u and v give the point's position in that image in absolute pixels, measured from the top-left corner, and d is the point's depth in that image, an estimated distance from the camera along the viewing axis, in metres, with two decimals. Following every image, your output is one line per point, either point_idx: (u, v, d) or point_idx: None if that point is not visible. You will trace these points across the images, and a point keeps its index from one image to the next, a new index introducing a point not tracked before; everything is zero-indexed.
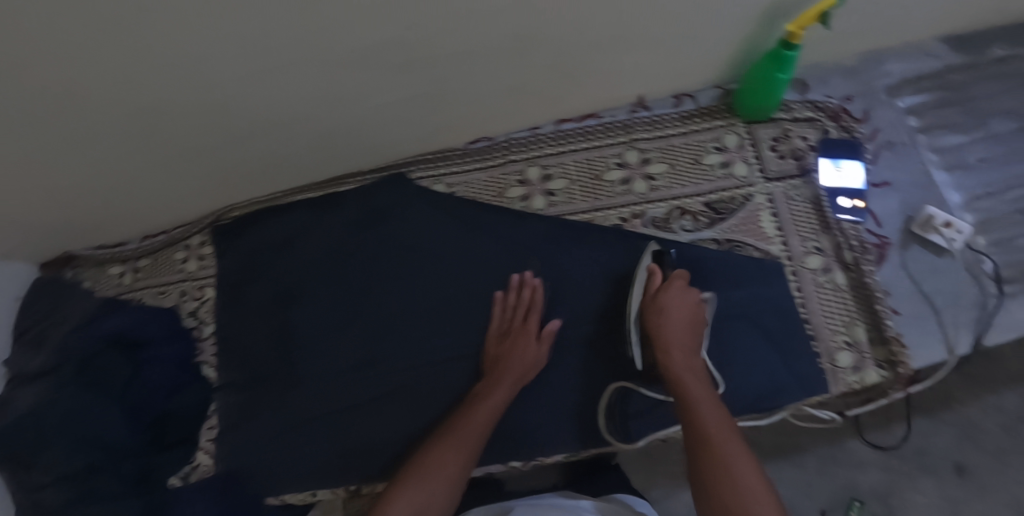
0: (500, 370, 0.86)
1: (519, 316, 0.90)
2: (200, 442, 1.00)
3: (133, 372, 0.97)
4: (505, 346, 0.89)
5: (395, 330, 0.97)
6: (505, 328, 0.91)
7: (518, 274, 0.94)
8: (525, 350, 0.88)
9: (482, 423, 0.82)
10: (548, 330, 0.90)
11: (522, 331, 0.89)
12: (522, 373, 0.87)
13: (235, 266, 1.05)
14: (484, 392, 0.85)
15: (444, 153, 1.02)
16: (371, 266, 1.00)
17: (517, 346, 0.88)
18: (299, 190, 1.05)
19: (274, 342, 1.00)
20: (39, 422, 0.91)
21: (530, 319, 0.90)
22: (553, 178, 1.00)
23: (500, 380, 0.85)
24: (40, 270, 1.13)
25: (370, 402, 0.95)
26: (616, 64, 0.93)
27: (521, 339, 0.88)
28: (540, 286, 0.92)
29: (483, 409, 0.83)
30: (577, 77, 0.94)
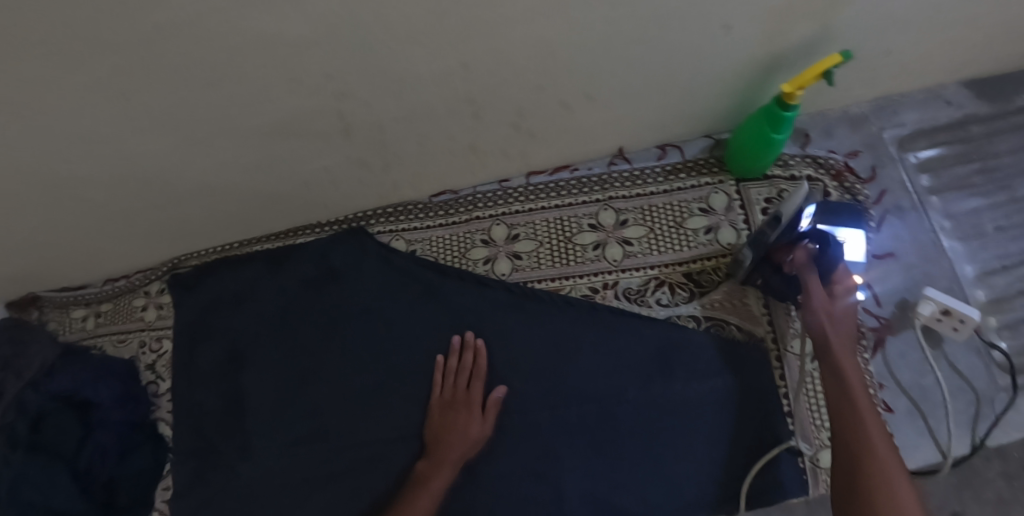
0: (444, 452, 0.83)
1: (461, 386, 0.86)
2: (155, 503, 0.97)
3: (85, 433, 0.95)
4: (444, 422, 0.85)
5: (345, 402, 0.90)
6: (446, 398, 0.86)
7: (460, 335, 0.88)
8: (466, 425, 0.84)
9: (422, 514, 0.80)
10: (492, 400, 0.85)
11: (462, 406, 0.85)
12: (465, 448, 0.84)
13: (191, 319, 1.01)
14: (425, 478, 0.83)
15: (406, 208, 0.95)
16: (324, 328, 0.93)
17: (459, 423, 0.84)
18: (260, 241, 1.01)
19: (224, 407, 0.95)
20: None
21: (473, 388, 0.85)
22: (521, 238, 0.91)
23: (442, 466, 0.83)
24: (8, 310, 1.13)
25: (312, 477, 0.89)
26: (583, 122, 0.84)
27: (462, 415, 0.85)
28: (482, 346, 0.86)
29: (425, 499, 0.81)
30: (540, 134, 0.85)
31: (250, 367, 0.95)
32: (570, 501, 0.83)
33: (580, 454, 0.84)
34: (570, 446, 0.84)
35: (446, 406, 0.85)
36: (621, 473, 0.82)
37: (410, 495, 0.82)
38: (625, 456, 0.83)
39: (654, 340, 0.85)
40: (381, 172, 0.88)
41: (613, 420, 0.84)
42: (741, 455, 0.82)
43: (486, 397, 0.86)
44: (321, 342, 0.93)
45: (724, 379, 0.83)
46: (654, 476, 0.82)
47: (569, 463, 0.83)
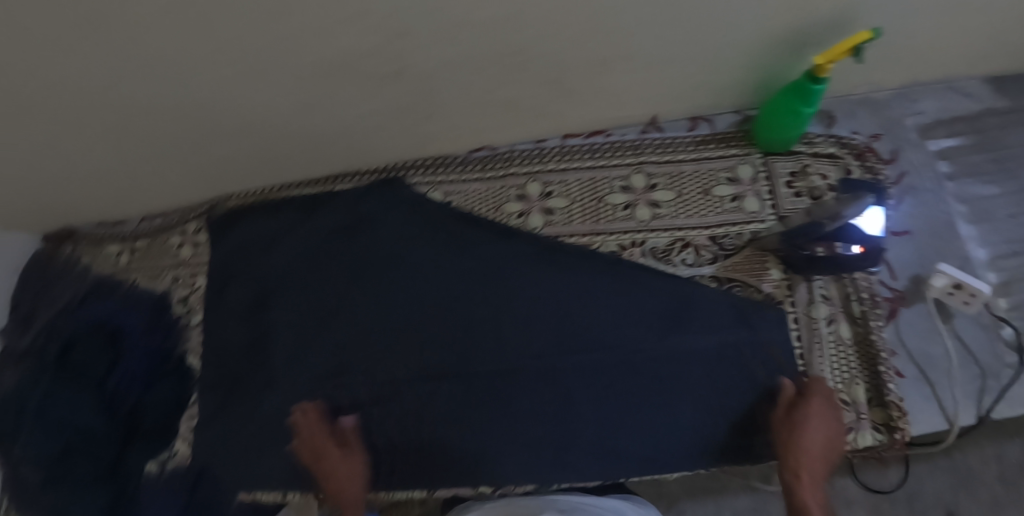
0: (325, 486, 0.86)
1: (322, 432, 0.89)
2: (180, 432, 0.98)
3: (115, 358, 0.99)
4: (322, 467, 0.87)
5: (370, 343, 0.92)
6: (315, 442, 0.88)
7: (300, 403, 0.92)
8: (329, 458, 0.87)
9: None
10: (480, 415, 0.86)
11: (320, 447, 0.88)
12: (336, 493, 0.85)
13: (223, 258, 1.03)
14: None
15: (443, 160, 0.99)
16: (355, 270, 0.96)
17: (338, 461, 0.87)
18: (297, 186, 1.04)
19: (251, 341, 0.97)
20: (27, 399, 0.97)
21: (325, 428, 0.90)
22: (553, 195, 0.95)
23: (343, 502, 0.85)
24: (41, 242, 1.16)
25: (334, 413, 0.92)
26: (623, 85, 0.87)
27: (335, 454, 0.88)
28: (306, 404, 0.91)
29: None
30: (582, 95, 0.88)
31: (278, 306, 0.97)
32: (585, 446, 0.85)
33: (597, 402, 0.86)
34: (589, 393, 0.86)
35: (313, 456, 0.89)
36: (638, 421, 0.85)
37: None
38: (641, 406, 0.86)
39: (670, 296, 0.88)
40: (423, 122, 0.91)
41: (631, 371, 0.86)
42: (751, 412, 0.84)
43: (509, 345, 0.89)
44: (351, 283, 0.96)
45: (740, 335, 0.86)
46: (668, 426, 0.85)
47: (586, 412, 0.86)
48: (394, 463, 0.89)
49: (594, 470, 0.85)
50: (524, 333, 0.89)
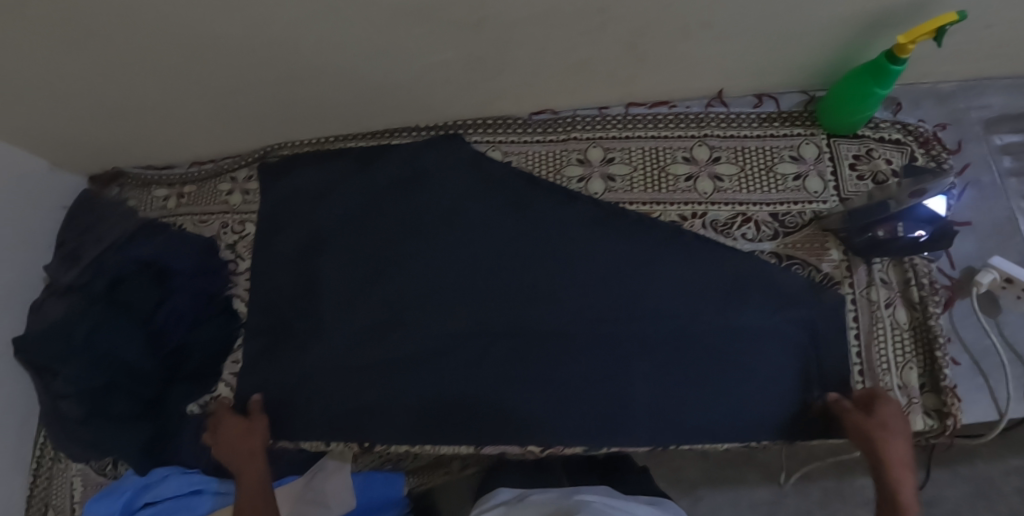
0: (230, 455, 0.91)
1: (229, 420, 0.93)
2: (223, 375, 0.98)
3: (163, 298, 0.98)
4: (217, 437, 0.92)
5: (424, 296, 0.93)
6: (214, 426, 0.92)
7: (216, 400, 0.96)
8: (228, 425, 0.92)
9: None
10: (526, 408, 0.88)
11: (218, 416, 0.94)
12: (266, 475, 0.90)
13: (275, 205, 1.03)
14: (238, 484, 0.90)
15: (505, 121, 0.99)
16: (411, 225, 0.96)
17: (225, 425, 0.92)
18: (354, 138, 1.04)
19: (302, 289, 0.97)
20: (72, 329, 0.96)
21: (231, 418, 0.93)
22: (615, 162, 0.94)
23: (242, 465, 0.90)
24: (92, 183, 1.18)
25: (381, 364, 0.92)
26: (698, 54, 0.86)
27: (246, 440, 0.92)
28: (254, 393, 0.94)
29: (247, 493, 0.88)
30: (655, 61, 0.88)
31: (332, 256, 0.97)
32: (636, 413, 0.86)
33: (650, 369, 0.87)
34: (646, 358, 0.87)
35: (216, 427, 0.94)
36: (690, 390, 0.86)
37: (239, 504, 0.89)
38: (692, 376, 0.87)
39: (735, 268, 0.88)
40: (491, 79, 0.90)
41: (686, 340, 0.87)
42: (793, 386, 0.86)
43: (566, 306, 0.89)
44: (407, 237, 0.95)
45: (794, 313, 0.87)
46: (718, 395, 0.86)
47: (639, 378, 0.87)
48: (438, 418, 0.89)
49: (647, 436, 0.86)
50: (581, 296, 0.89)
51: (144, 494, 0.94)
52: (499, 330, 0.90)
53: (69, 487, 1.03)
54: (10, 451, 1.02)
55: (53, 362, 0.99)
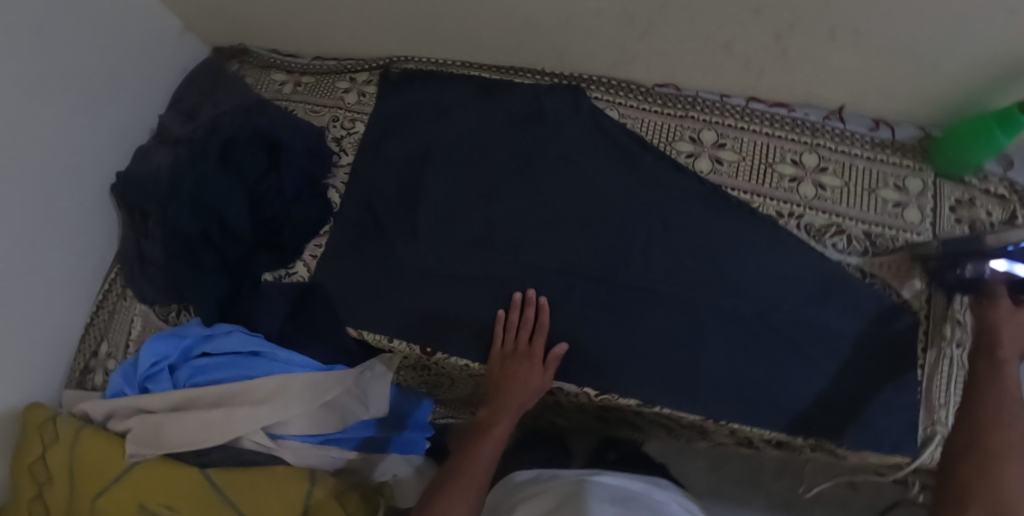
0: (511, 404, 0.90)
1: (523, 338, 0.91)
2: (303, 256, 1.01)
3: (270, 169, 1.02)
4: (506, 374, 0.91)
5: (516, 225, 0.95)
6: (507, 350, 0.92)
7: (522, 291, 0.93)
8: (529, 378, 0.90)
9: (488, 460, 0.87)
10: (553, 354, 0.91)
11: (526, 357, 0.91)
12: (528, 395, 0.90)
13: (390, 112, 1.07)
14: (489, 424, 0.90)
15: (628, 85, 1.02)
16: (516, 159, 0.99)
17: (522, 375, 0.90)
18: (478, 68, 1.07)
19: (400, 193, 1.01)
20: (182, 177, 1.01)
21: (535, 342, 0.91)
22: (726, 148, 0.97)
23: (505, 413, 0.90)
24: (214, 54, 1.23)
25: (464, 279, 0.94)
26: (833, 61, 0.89)
27: (525, 364, 0.91)
28: (546, 303, 0.91)
29: (490, 442, 0.88)
30: (791, 57, 0.90)
31: (435, 169, 1.00)
32: (701, 384, 0.89)
33: (719, 347, 0.89)
34: (718, 335, 0.89)
35: (508, 358, 0.92)
36: (753, 374, 0.89)
37: (475, 441, 0.89)
38: (759, 362, 0.89)
39: (823, 271, 0.90)
40: (637, 37, 0.93)
41: (759, 328, 0.89)
42: (853, 398, 0.88)
43: (650, 269, 0.92)
44: (510, 169, 0.98)
45: (868, 328, 0.88)
46: (777, 386, 0.88)
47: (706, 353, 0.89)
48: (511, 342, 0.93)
49: (705, 407, 0.89)
50: (668, 261, 0.92)
51: (204, 344, 0.98)
52: (589, 273, 0.93)
53: (128, 324, 1.07)
54: (87, 277, 1.09)
55: (151, 202, 1.04)
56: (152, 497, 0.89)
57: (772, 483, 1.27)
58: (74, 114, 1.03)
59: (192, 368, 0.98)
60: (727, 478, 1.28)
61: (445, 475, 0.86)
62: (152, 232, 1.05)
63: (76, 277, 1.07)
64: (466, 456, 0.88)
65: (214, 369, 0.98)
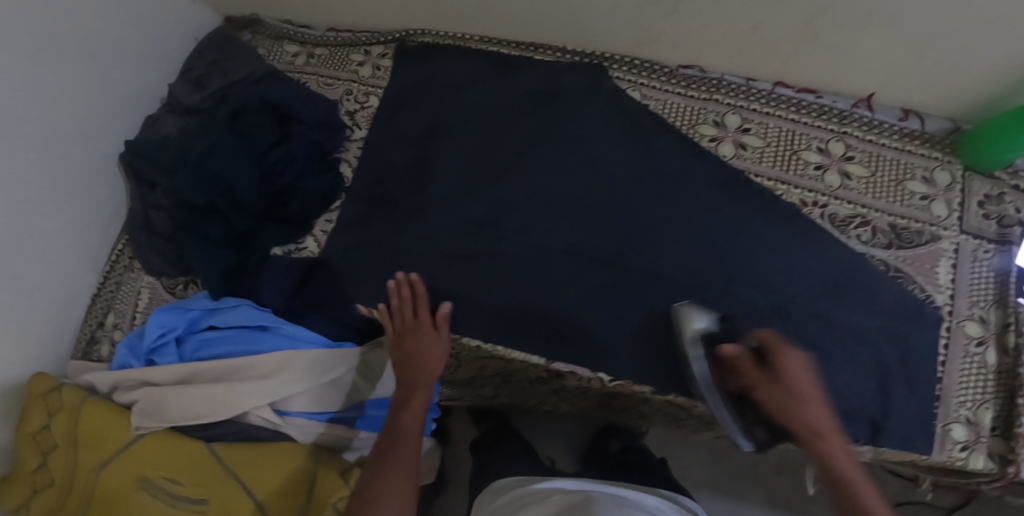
0: (415, 376, 0.89)
1: (410, 316, 0.91)
2: (313, 231, 1.00)
3: (280, 139, 1.00)
4: (405, 349, 0.90)
5: (529, 205, 0.93)
6: (400, 329, 0.91)
7: (393, 278, 0.92)
8: (428, 349, 0.90)
9: (415, 430, 0.85)
10: (440, 316, 0.91)
11: (419, 329, 0.91)
12: (434, 366, 0.90)
13: (406, 85, 1.04)
14: (405, 398, 0.88)
15: (652, 66, 0.98)
16: (533, 138, 0.96)
17: (420, 346, 0.90)
18: (497, 44, 1.03)
19: (413, 170, 0.98)
20: (190, 146, 0.98)
21: (421, 313, 0.91)
22: (749, 133, 0.94)
23: (417, 386, 0.89)
24: (226, 23, 1.20)
25: (477, 258, 0.93)
26: (865, 48, 0.86)
27: (422, 337, 0.90)
28: (417, 279, 0.91)
29: (413, 413, 0.86)
30: (822, 42, 0.87)
31: (450, 146, 0.97)
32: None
33: (733, 338, 0.88)
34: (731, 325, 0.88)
35: (402, 335, 0.91)
36: (766, 366, 0.87)
37: (394, 416, 0.87)
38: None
39: (843, 261, 0.88)
40: (664, 16, 0.90)
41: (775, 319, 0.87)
42: (871, 392, 0.86)
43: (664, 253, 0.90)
44: (527, 149, 0.96)
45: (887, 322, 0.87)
46: None
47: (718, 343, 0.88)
48: (523, 320, 0.91)
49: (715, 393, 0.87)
50: (683, 247, 0.90)
51: (210, 318, 0.96)
52: (600, 256, 0.91)
53: (135, 296, 1.05)
54: (94, 247, 1.08)
55: (158, 169, 1.02)
56: (157, 471, 0.89)
57: (773, 478, 1.27)
58: (81, 79, 1.00)
59: (197, 341, 0.96)
60: (730, 472, 1.28)
61: (376, 456, 0.83)
62: (160, 202, 1.03)
63: (82, 246, 1.06)
64: (390, 433, 0.85)
65: (220, 343, 0.96)
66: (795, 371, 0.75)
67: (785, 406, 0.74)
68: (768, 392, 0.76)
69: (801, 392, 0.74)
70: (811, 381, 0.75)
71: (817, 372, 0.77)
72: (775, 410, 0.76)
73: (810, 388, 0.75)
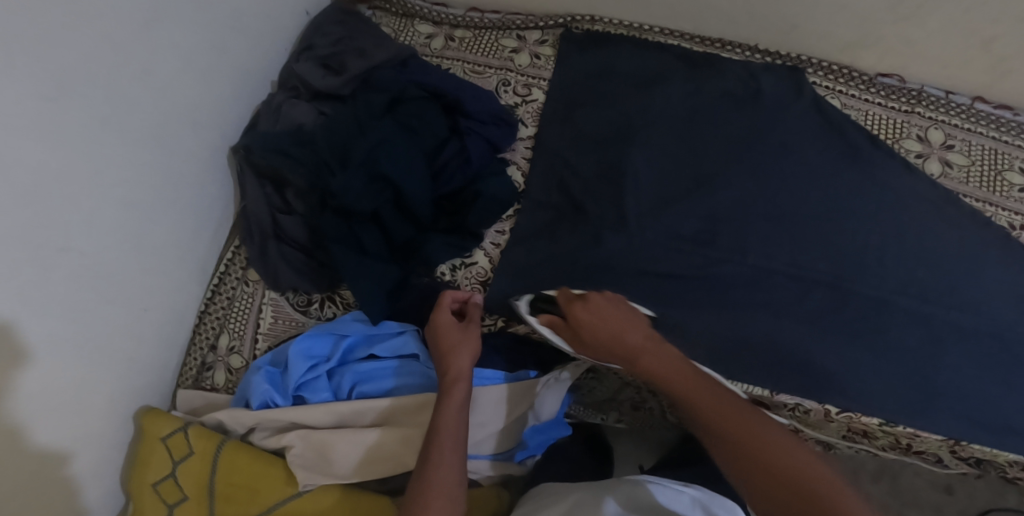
0: (448, 365, 0.75)
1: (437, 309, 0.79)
2: (485, 244, 0.88)
3: (448, 138, 0.89)
4: (438, 341, 0.77)
5: (731, 216, 0.86)
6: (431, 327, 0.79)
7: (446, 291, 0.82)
8: (456, 334, 0.77)
9: (456, 432, 0.70)
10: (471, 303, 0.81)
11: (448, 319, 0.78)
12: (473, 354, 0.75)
13: (577, 77, 0.95)
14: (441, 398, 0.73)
15: (848, 72, 0.94)
16: (728, 143, 0.89)
17: (449, 335, 0.76)
18: (677, 37, 0.98)
19: (603, 173, 0.89)
20: (348, 143, 0.85)
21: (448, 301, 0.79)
22: (954, 150, 0.90)
23: (456, 380, 0.74)
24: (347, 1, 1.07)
25: (678, 277, 0.84)
26: None
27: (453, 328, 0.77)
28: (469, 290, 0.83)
29: (448, 417, 0.71)
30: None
31: (642, 147, 0.89)
32: (947, 404, 0.80)
33: (965, 367, 0.81)
34: (964, 352, 0.81)
35: (433, 328, 0.78)
36: (996, 395, 0.80)
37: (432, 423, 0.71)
38: (1008, 381, 0.80)
39: None
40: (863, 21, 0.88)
41: (1001, 344, 0.81)
42: None
43: (881, 277, 0.84)
44: (728, 157, 0.88)
45: None
46: (1023, 409, 0.80)
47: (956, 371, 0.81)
48: (740, 354, 0.82)
49: (947, 428, 0.80)
50: (904, 270, 0.84)
51: (370, 345, 0.83)
52: (820, 278, 0.84)
53: (255, 315, 0.90)
54: (199, 257, 0.93)
55: (301, 170, 0.86)
56: None
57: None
58: (197, 52, 0.86)
59: (355, 374, 0.83)
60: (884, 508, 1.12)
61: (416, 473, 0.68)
62: (291, 207, 0.89)
63: (189, 250, 0.91)
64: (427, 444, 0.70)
65: (381, 376, 0.83)
66: (597, 318, 0.72)
67: (600, 343, 0.72)
68: (592, 352, 0.73)
69: (608, 335, 0.71)
70: (620, 318, 0.73)
71: (622, 302, 0.75)
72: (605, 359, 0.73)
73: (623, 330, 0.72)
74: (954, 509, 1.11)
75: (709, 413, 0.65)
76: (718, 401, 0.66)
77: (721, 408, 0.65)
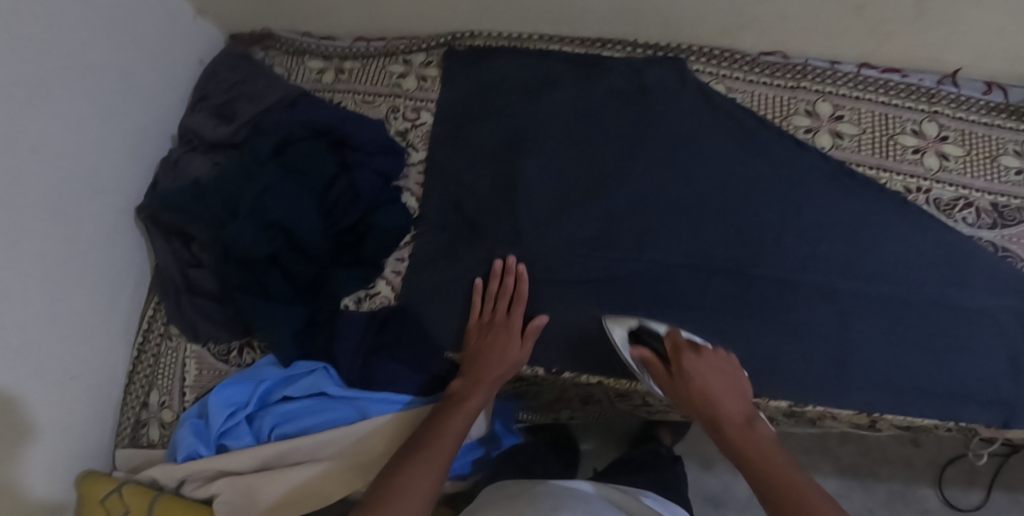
0: (479, 369, 0.82)
1: (499, 310, 0.84)
2: (387, 273, 0.90)
3: (337, 174, 0.90)
4: (483, 343, 0.83)
5: (627, 216, 0.87)
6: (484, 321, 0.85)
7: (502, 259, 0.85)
8: (504, 348, 0.83)
9: (459, 429, 0.78)
10: (533, 326, 0.84)
11: (504, 327, 0.84)
12: (505, 371, 0.82)
13: (464, 95, 0.96)
14: (462, 396, 0.81)
15: (731, 54, 0.93)
16: (618, 142, 0.89)
17: (494, 344, 0.83)
18: (559, 41, 0.97)
19: (497, 188, 0.89)
20: (239, 192, 0.86)
21: (514, 313, 0.84)
22: (844, 120, 0.90)
23: (479, 384, 0.81)
24: (239, 45, 1.09)
25: (580, 284, 0.85)
26: (948, 17, 0.83)
27: (502, 336, 0.83)
28: (525, 272, 0.84)
29: (460, 416, 0.79)
30: (900, 18, 0.85)
31: (533, 157, 0.89)
32: (856, 373, 0.82)
33: (868, 336, 0.82)
34: (874, 319, 0.82)
35: (485, 327, 0.84)
36: (903, 360, 0.82)
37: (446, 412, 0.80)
38: (913, 343, 0.82)
39: (955, 242, 0.83)
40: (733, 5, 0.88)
41: (904, 309, 0.82)
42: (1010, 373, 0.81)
43: (779, 256, 0.84)
44: (617, 155, 0.89)
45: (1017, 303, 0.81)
46: (931, 368, 0.81)
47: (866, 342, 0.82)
48: None
49: (858, 397, 0.82)
50: (803, 248, 0.84)
51: (285, 387, 0.85)
52: (720, 266, 0.85)
53: (180, 368, 0.94)
54: (121, 319, 0.95)
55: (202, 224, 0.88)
56: None
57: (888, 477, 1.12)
58: (86, 123, 0.87)
59: (275, 416, 0.85)
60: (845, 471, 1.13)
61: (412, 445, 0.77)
62: (200, 259, 0.91)
63: (110, 315, 0.93)
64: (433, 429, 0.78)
65: (301, 415, 0.85)
66: (503, 357, 0.83)
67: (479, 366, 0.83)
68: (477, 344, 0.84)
69: (713, 394, 0.77)
70: (727, 384, 0.78)
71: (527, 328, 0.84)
72: (691, 410, 0.78)
73: (726, 394, 0.77)
74: (920, 461, 1.12)
75: (771, 475, 0.70)
76: (769, 454, 0.72)
77: (766, 460, 0.71)
